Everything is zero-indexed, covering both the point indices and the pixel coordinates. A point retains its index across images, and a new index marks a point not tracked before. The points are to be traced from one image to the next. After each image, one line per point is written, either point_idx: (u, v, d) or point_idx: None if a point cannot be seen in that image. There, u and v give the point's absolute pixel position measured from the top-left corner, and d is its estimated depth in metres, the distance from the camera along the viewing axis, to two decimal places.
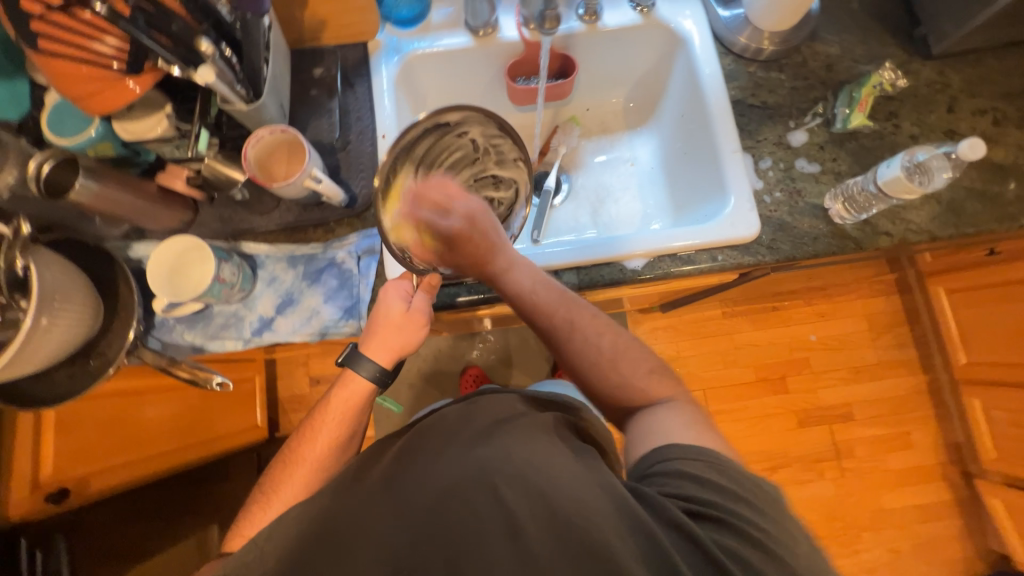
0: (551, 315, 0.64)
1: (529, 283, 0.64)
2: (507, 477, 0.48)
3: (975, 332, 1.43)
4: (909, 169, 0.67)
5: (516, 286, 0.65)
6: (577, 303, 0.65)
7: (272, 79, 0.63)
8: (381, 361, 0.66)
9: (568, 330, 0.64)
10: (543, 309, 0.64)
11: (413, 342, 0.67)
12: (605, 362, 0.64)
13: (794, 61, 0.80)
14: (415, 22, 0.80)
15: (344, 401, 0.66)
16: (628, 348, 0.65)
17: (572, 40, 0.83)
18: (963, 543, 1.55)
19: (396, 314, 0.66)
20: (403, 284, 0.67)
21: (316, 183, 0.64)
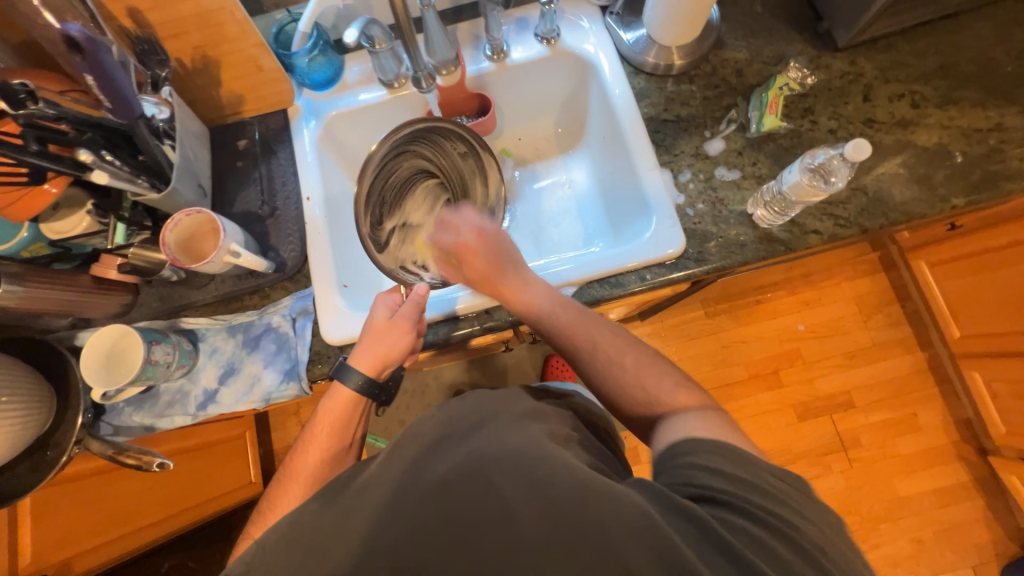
0: (570, 332, 0.67)
1: (547, 305, 0.68)
2: (501, 467, 0.49)
3: (963, 305, 1.38)
4: (809, 172, 0.66)
5: (536, 306, 0.69)
6: (597, 321, 0.67)
7: (182, 163, 0.66)
8: (367, 369, 0.68)
9: (590, 349, 0.66)
10: (565, 328, 0.67)
11: (399, 349, 0.69)
12: (627, 378, 0.64)
13: (703, 71, 0.81)
14: (330, 84, 0.83)
15: (332, 415, 0.69)
16: (651, 361, 0.65)
17: (484, 79, 0.85)
18: (990, 525, 1.47)
19: (379, 318, 0.70)
20: (392, 295, 0.72)
21: (237, 258, 0.67)
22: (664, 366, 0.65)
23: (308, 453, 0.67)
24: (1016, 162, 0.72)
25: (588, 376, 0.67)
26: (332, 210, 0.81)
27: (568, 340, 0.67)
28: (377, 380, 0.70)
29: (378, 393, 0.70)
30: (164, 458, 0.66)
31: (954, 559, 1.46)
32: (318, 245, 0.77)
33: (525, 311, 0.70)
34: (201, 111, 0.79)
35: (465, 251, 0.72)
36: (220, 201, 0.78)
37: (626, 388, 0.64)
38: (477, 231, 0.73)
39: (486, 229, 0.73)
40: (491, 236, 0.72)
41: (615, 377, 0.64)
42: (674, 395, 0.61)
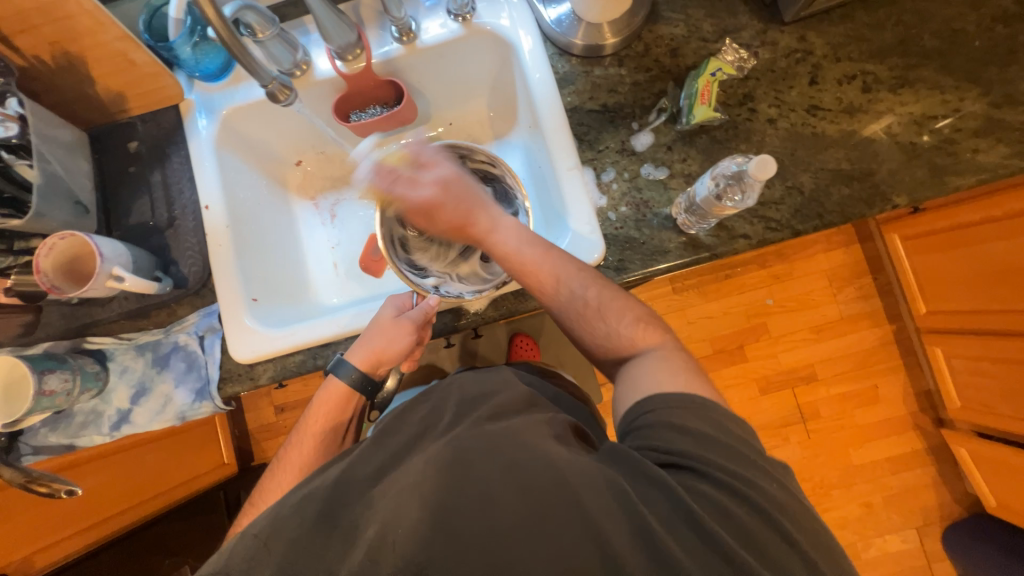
0: (537, 271, 0.62)
1: (514, 244, 0.62)
2: (481, 453, 0.48)
3: (930, 280, 1.34)
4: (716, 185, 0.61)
5: (501, 247, 0.63)
6: (560, 258, 0.62)
7: (45, 182, 0.60)
8: (363, 362, 0.68)
9: (553, 285, 0.61)
10: (528, 270, 0.62)
11: (396, 351, 0.67)
12: (590, 312, 0.61)
13: (635, 51, 0.72)
14: (224, 74, 0.75)
15: (325, 408, 0.70)
16: (617, 296, 0.62)
17: (395, 64, 0.77)
18: (938, 489, 1.52)
19: (387, 315, 0.69)
20: (402, 296, 0.72)
21: (121, 282, 0.63)
22: (629, 302, 0.62)
23: (302, 443, 0.69)
24: (970, 154, 0.66)
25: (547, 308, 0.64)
26: (236, 217, 0.75)
27: (531, 281, 0.62)
28: (371, 376, 0.69)
29: (372, 390, 0.70)
30: (72, 486, 0.67)
31: (900, 522, 1.51)
32: (220, 258, 0.72)
33: (494, 252, 0.63)
34: (81, 111, 0.72)
35: (429, 203, 0.62)
36: (113, 211, 0.73)
37: (588, 321, 0.62)
38: (439, 181, 0.63)
39: (448, 177, 0.64)
40: (457, 184, 0.64)
41: (577, 312, 0.62)
42: (635, 333, 0.61)
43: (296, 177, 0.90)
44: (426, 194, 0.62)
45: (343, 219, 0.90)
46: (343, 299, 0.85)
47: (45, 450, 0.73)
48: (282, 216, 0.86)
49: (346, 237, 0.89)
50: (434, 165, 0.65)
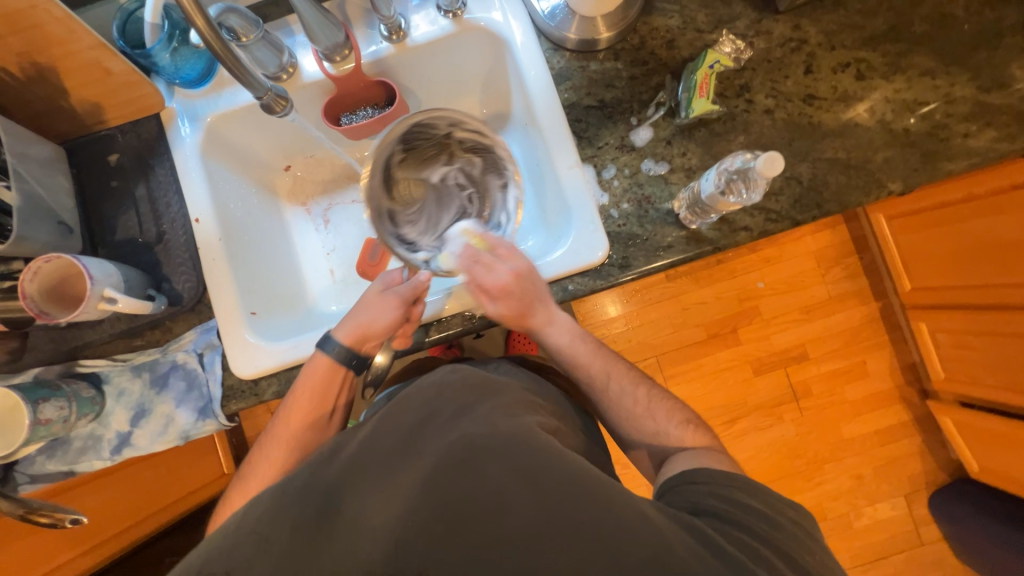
0: (589, 365, 0.69)
1: (568, 340, 0.67)
2: (491, 456, 0.47)
3: (915, 257, 1.37)
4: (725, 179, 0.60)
5: (556, 342, 0.68)
6: (610, 355, 0.70)
7: (25, 203, 0.57)
8: (348, 337, 0.66)
9: (604, 381, 0.69)
10: (582, 363, 0.69)
11: (381, 324, 0.65)
12: (640, 412, 0.68)
13: (631, 44, 0.71)
14: (206, 80, 0.72)
15: (305, 399, 0.66)
16: (659, 396, 0.70)
17: (385, 64, 0.74)
18: (925, 458, 1.57)
19: (376, 289, 0.68)
20: (391, 273, 0.70)
21: (113, 304, 0.61)
22: (676, 405, 0.70)
23: (285, 425, 0.67)
24: (961, 139, 0.67)
25: (595, 401, 0.71)
26: (228, 229, 0.73)
27: (587, 374, 0.69)
28: (358, 351, 0.67)
29: (358, 364, 0.67)
30: (78, 514, 0.65)
31: (889, 490, 1.56)
32: (215, 272, 0.70)
33: (551, 347, 0.68)
34: (55, 124, 0.68)
35: (502, 293, 0.62)
36: (98, 229, 0.70)
37: (639, 420, 0.68)
38: (515, 272, 0.62)
39: (525, 272, 0.63)
40: (529, 281, 0.63)
41: (622, 412, 0.69)
42: (682, 436, 0.67)
43: (286, 183, 0.87)
44: (503, 282, 0.61)
45: (337, 225, 0.88)
46: (342, 307, 0.84)
47: (43, 478, 0.71)
48: (274, 224, 0.84)
49: (341, 243, 0.88)
50: (511, 257, 0.64)
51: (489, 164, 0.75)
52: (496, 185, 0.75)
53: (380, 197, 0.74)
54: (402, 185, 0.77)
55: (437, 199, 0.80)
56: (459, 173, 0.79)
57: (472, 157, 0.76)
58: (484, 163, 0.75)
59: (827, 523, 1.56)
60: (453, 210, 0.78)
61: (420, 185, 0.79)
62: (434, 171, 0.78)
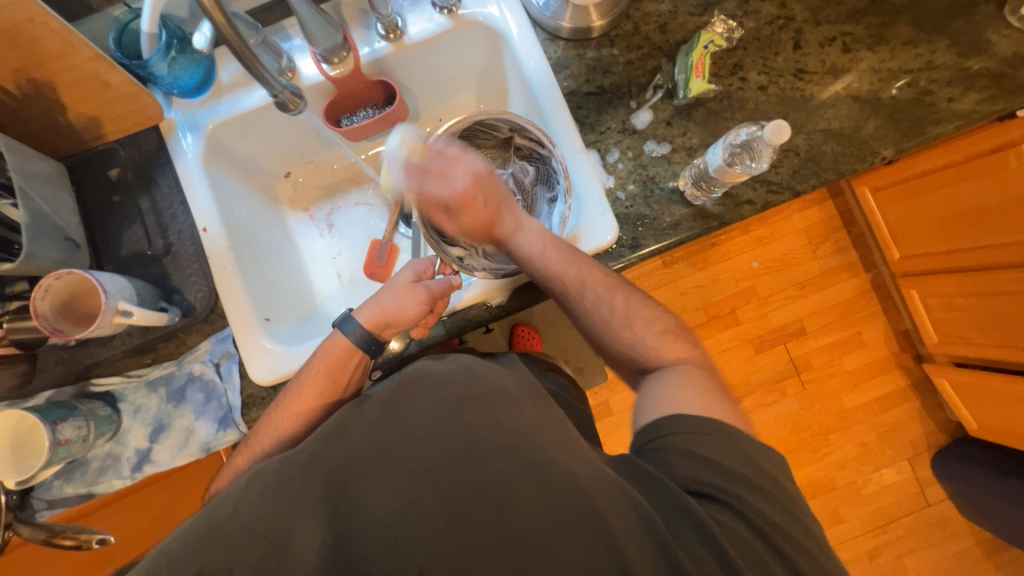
0: (563, 276, 0.64)
1: (540, 246, 0.64)
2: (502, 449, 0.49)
3: (901, 226, 1.41)
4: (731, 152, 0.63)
5: (526, 248, 0.65)
6: (588, 263, 0.64)
7: (33, 220, 0.57)
8: (370, 322, 0.67)
9: (579, 290, 0.64)
10: (554, 273, 0.63)
11: (408, 316, 0.66)
12: (616, 320, 0.65)
13: (625, 30, 0.73)
14: (204, 89, 0.72)
15: (316, 383, 0.64)
16: (639, 305, 0.66)
17: (383, 63, 0.75)
18: (924, 421, 1.61)
19: (409, 277, 0.70)
20: (421, 264, 0.72)
21: (128, 317, 0.60)
22: (656, 314, 0.66)
23: (291, 407, 0.64)
24: (946, 103, 0.70)
25: (571, 310, 0.67)
26: (236, 237, 0.72)
27: (560, 282, 0.64)
28: (377, 336, 0.68)
29: (377, 350, 0.68)
30: (104, 533, 0.63)
31: (893, 455, 1.60)
32: (226, 281, 0.69)
33: (518, 251, 0.66)
34: (53, 142, 0.67)
35: (462, 200, 0.64)
36: (103, 245, 0.69)
37: (616, 329, 0.65)
38: (471, 175, 0.64)
39: (480, 172, 0.65)
40: (487, 180, 0.65)
41: (600, 318, 0.65)
42: (663, 345, 0.64)
43: (287, 190, 0.87)
44: (459, 188, 0.64)
45: (341, 228, 0.88)
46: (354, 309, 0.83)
47: (61, 503, 0.70)
48: (278, 230, 0.83)
49: (346, 246, 0.87)
50: (461, 160, 0.65)
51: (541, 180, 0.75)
52: (545, 199, 0.75)
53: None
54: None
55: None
56: (512, 179, 0.78)
57: (527, 165, 0.76)
58: (537, 173, 0.75)
59: (836, 492, 1.59)
60: None
61: None
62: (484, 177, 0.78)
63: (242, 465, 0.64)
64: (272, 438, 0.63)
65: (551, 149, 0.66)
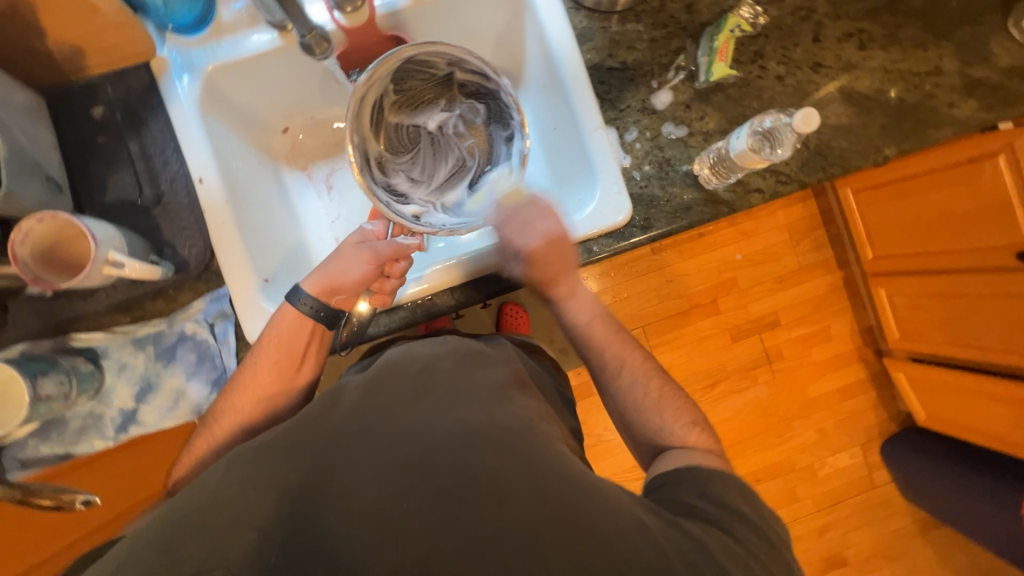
0: (603, 350, 0.70)
1: (586, 318, 0.71)
2: (494, 442, 0.46)
3: (877, 227, 1.47)
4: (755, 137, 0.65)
5: (573, 314, 0.71)
6: (630, 342, 0.71)
7: (12, 156, 0.54)
8: (316, 289, 0.62)
9: (617, 367, 0.69)
10: (597, 344, 0.70)
11: (349, 277, 0.63)
12: (650, 404, 0.66)
13: (651, 6, 0.72)
14: (203, 26, 0.67)
15: (274, 357, 0.62)
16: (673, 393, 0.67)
17: (400, 17, 0.71)
18: (879, 411, 1.72)
19: (351, 239, 0.66)
20: (374, 227, 0.68)
21: (120, 268, 0.56)
22: (687, 407, 0.67)
23: (255, 379, 0.62)
24: (947, 108, 0.73)
25: (604, 388, 0.70)
26: (233, 191, 0.68)
27: (599, 354, 0.70)
28: (327, 303, 0.63)
29: (328, 317, 0.63)
30: (90, 494, 0.59)
31: (848, 441, 1.71)
32: (223, 236, 0.65)
33: (567, 312, 0.71)
34: (28, 71, 0.61)
35: (535, 255, 0.65)
36: (85, 189, 0.64)
37: (649, 412, 0.66)
38: (548, 237, 0.65)
39: (555, 235, 0.65)
40: (560, 243, 0.66)
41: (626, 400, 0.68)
42: None
43: (284, 146, 0.82)
44: (533, 245, 0.64)
45: (341, 191, 0.84)
46: None
47: (36, 463, 0.66)
48: (274, 188, 0.79)
49: (346, 209, 0.84)
50: (545, 217, 0.66)
51: (493, 116, 0.74)
52: (501, 137, 0.74)
53: (371, 140, 0.70)
54: (396, 130, 0.73)
55: (433, 147, 0.76)
56: (459, 121, 0.76)
57: (475, 103, 0.74)
58: (489, 111, 0.73)
59: (795, 474, 1.69)
60: (450, 162, 0.76)
61: (414, 132, 0.75)
62: (428, 116, 0.75)
63: (200, 455, 0.60)
64: (230, 423, 0.60)
65: (498, 80, 0.64)
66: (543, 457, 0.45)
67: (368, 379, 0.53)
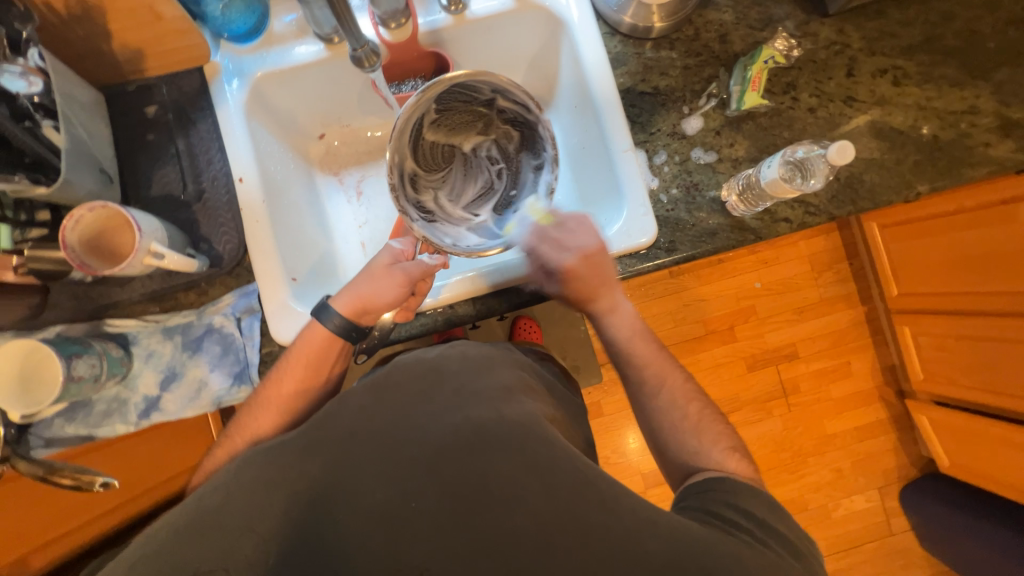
0: (643, 367, 0.67)
1: (626, 335, 0.68)
2: (505, 446, 0.45)
3: (904, 264, 1.44)
4: (787, 167, 0.65)
5: (614, 329, 0.68)
6: (670, 361, 0.67)
7: (72, 147, 0.57)
8: (347, 309, 0.62)
9: (657, 385, 0.66)
10: (638, 361, 0.67)
11: (383, 298, 0.63)
12: (687, 426, 0.63)
13: (685, 34, 0.74)
14: (254, 36, 0.70)
15: (298, 369, 0.62)
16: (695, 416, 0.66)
17: (440, 35, 0.74)
18: (899, 454, 1.65)
19: (382, 262, 0.65)
20: (401, 245, 0.67)
21: (159, 259, 0.59)
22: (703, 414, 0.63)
23: (278, 392, 0.62)
24: (983, 147, 0.72)
25: (639, 408, 0.67)
26: (269, 191, 0.70)
27: (637, 368, 0.67)
28: (357, 323, 0.63)
29: (357, 337, 0.64)
30: (108, 477, 0.61)
31: (866, 483, 1.64)
32: (256, 235, 0.67)
33: (606, 329, 0.68)
34: (93, 69, 0.65)
35: (569, 273, 0.63)
36: (132, 183, 0.67)
37: (683, 435, 0.62)
38: (583, 254, 0.63)
39: (591, 250, 0.63)
40: (598, 258, 0.64)
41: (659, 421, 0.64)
42: None
43: (319, 152, 0.85)
44: (568, 262, 0.63)
45: (370, 198, 0.86)
46: None
47: (60, 442, 0.69)
48: (307, 192, 0.81)
49: (373, 215, 0.86)
50: (581, 233, 0.64)
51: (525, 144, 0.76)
52: (530, 166, 0.75)
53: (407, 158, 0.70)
54: (430, 148, 0.74)
55: (464, 168, 0.79)
56: (494, 146, 0.78)
57: (511, 131, 0.75)
58: (522, 139, 0.75)
59: (808, 514, 1.63)
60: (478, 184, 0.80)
61: (448, 151, 0.77)
62: (462, 138, 0.77)
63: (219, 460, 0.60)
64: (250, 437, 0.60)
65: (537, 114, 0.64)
66: (557, 468, 0.44)
67: (378, 379, 0.53)
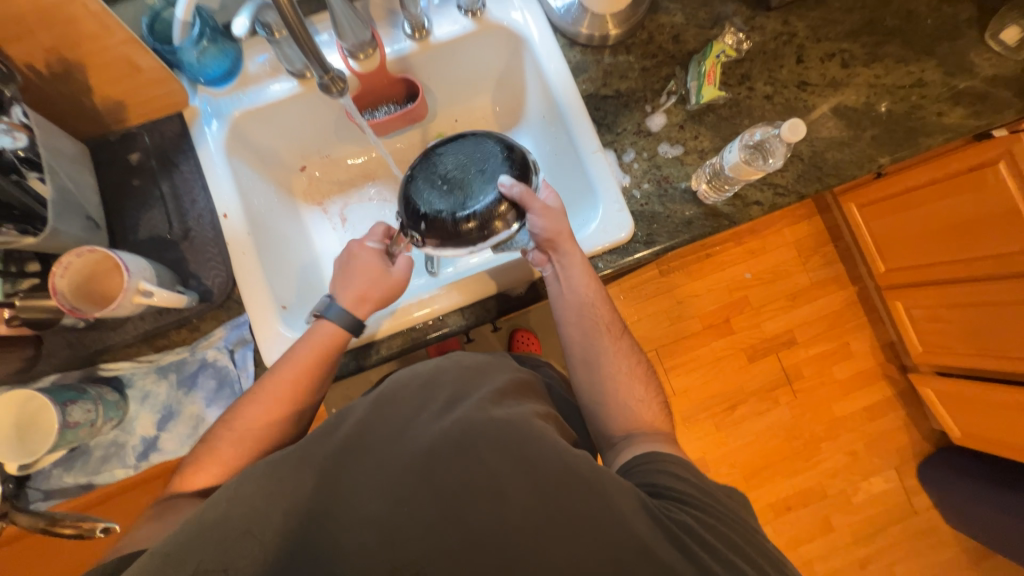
0: (600, 332, 0.65)
1: (589, 296, 0.65)
2: (497, 445, 0.45)
3: (886, 240, 1.46)
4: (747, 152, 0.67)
5: (574, 291, 0.65)
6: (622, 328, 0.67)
7: (58, 197, 0.59)
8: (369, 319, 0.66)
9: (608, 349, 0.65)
10: (596, 324, 0.65)
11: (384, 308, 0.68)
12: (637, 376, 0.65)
13: (640, 39, 0.77)
14: (230, 79, 0.73)
15: (296, 366, 0.62)
16: None
17: (408, 62, 0.77)
18: (911, 431, 1.64)
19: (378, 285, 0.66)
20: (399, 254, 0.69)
21: (149, 297, 0.60)
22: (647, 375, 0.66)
23: (270, 391, 0.61)
24: (935, 117, 0.75)
25: (592, 372, 0.65)
26: (255, 225, 0.72)
27: (592, 330, 0.65)
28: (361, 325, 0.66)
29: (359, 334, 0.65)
30: (109, 521, 0.59)
31: (881, 463, 1.62)
32: (245, 267, 0.68)
33: (562, 292, 0.65)
34: (76, 123, 0.68)
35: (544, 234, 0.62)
36: (119, 228, 0.69)
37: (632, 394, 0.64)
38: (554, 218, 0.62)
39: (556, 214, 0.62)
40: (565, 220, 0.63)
41: (600, 372, 0.65)
42: None
43: (302, 184, 0.87)
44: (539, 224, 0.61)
45: (355, 223, 0.88)
46: None
47: (58, 494, 0.70)
48: (292, 222, 0.83)
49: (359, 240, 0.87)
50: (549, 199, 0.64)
51: None
52: None
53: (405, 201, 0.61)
54: None
55: None
56: None
57: None
58: None
59: (828, 501, 1.60)
60: None
61: None
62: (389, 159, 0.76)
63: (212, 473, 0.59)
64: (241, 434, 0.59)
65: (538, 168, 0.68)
66: (550, 463, 0.44)
67: (371, 395, 0.53)
